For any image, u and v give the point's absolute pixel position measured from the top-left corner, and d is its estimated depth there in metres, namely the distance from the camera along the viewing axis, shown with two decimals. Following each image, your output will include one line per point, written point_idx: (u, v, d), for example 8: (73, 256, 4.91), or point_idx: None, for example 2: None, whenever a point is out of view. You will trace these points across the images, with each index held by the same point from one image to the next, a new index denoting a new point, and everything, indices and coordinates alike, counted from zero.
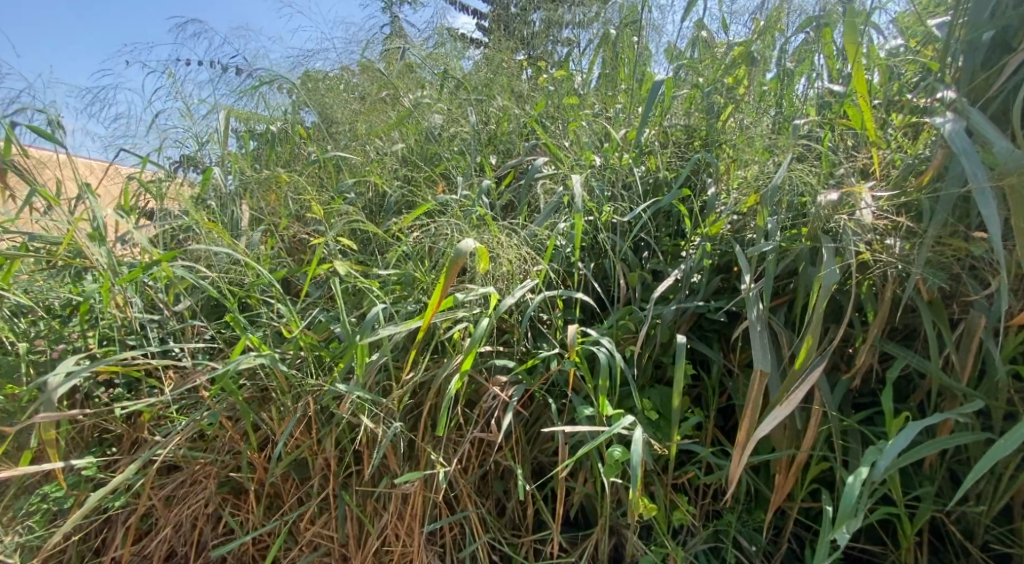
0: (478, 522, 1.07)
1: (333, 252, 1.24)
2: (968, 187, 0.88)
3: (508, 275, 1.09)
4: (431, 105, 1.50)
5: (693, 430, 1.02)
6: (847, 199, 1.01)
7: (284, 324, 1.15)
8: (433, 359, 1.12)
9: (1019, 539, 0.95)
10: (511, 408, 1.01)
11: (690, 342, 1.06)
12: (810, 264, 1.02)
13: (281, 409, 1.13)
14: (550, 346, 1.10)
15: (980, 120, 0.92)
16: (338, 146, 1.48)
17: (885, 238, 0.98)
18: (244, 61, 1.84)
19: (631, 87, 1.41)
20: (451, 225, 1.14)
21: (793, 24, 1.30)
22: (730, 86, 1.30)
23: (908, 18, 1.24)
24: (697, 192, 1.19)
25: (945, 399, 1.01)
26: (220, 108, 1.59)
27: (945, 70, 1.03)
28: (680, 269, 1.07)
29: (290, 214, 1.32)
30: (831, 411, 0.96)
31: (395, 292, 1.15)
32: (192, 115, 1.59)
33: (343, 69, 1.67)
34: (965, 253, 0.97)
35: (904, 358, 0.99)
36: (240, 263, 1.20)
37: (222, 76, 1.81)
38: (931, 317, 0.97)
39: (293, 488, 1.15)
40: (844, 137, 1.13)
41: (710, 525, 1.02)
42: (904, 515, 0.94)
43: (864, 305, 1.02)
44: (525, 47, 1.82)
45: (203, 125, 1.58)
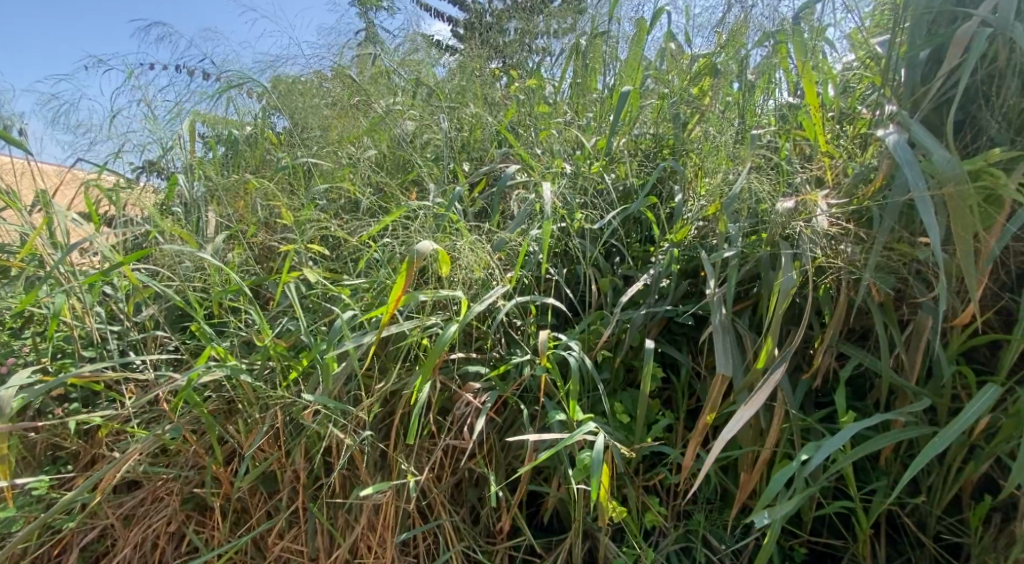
0: (452, 531, 1.06)
1: (302, 260, 1.22)
2: (909, 196, 0.94)
3: (480, 282, 1.10)
4: (402, 112, 1.47)
5: (662, 432, 1.04)
6: (803, 207, 1.06)
7: (251, 333, 1.13)
8: (405, 367, 1.12)
9: (968, 528, 1.00)
10: (483, 415, 1.02)
11: (659, 346, 1.08)
12: (770, 269, 1.06)
13: (247, 421, 1.11)
14: (521, 353, 1.11)
15: (921, 133, 0.98)
16: (307, 154, 1.47)
17: (838, 244, 1.03)
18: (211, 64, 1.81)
19: (602, 97, 1.44)
20: (421, 231, 1.14)
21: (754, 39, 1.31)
22: (696, 97, 1.35)
23: (859, 34, 1.25)
24: (665, 199, 1.23)
25: (897, 397, 1.06)
26: (186, 113, 1.56)
27: (888, 85, 1.09)
28: (649, 274, 1.09)
29: (258, 221, 1.30)
30: (792, 411, 1.00)
31: (365, 300, 1.14)
32: (157, 123, 1.55)
33: (314, 74, 1.65)
34: (911, 258, 1.03)
35: (857, 358, 1.04)
36: (205, 272, 1.17)
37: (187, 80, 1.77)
38: (881, 318, 1.02)
39: (261, 502, 1.12)
40: (801, 147, 1.18)
41: (680, 526, 1.05)
42: (860, 509, 0.98)
43: (822, 308, 1.07)
44: (499, 56, 1.80)
45: (168, 131, 1.54)
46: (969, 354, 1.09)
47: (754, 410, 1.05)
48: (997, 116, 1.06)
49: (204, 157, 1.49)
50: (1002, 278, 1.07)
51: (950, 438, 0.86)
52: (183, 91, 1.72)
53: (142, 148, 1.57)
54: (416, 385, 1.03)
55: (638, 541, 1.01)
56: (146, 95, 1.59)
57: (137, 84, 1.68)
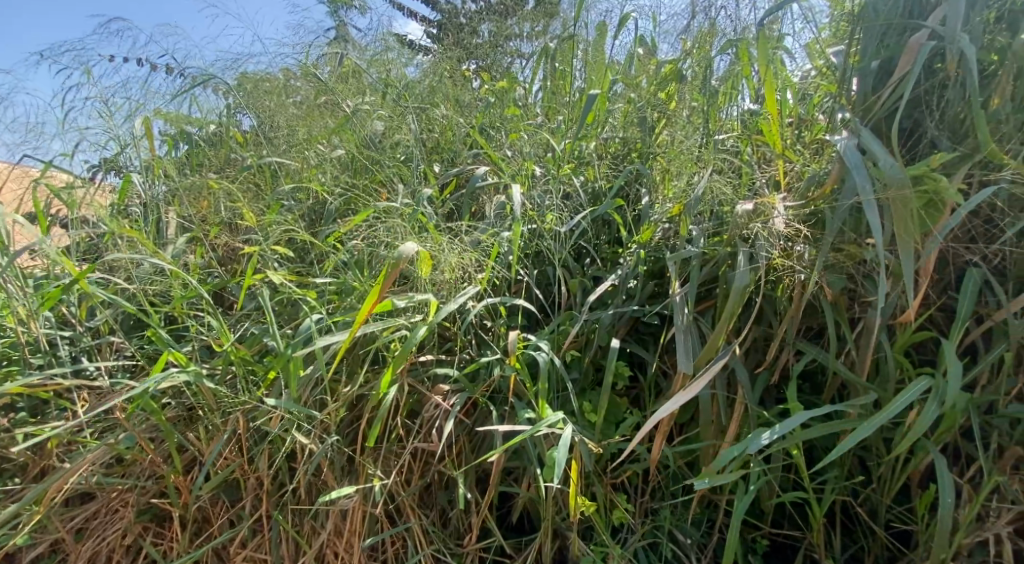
0: (421, 534, 1.06)
1: (267, 261, 1.20)
2: (857, 199, 0.98)
3: (450, 283, 1.10)
4: (370, 112, 1.46)
5: (629, 430, 1.06)
6: (761, 209, 1.09)
7: (212, 338, 1.11)
8: (372, 369, 1.11)
9: (916, 516, 1.05)
10: (451, 416, 1.02)
11: (626, 345, 1.10)
12: (730, 269, 1.09)
13: (208, 428, 1.09)
14: (490, 353, 1.11)
15: (869, 139, 1.03)
16: (274, 154, 1.44)
17: (793, 245, 1.08)
18: (171, 60, 1.76)
19: (571, 101, 1.46)
20: (389, 232, 1.13)
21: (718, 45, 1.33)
22: (663, 101, 1.38)
23: (817, 45, 1.30)
24: (632, 202, 1.26)
25: (849, 391, 1.10)
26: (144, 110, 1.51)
27: (841, 93, 1.14)
28: (616, 275, 1.12)
29: (222, 222, 1.27)
30: (752, 406, 1.03)
31: (332, 302, 1.13)
32: (112, 119, 1.49)
33: (282, 72, 1.63)
34: (860, 259, 1.08)
35: (812, 354, 1.08)
36: (164, 274, 1.14)
37: (146, 76, 1.72)
38: (833, 316, 1.07)
39: (222, 511, 1.10)
40: (761, 152, 1.23)
41: (647, 522, 1.06)
42: (814, 500, 1.02)
43: (779, 307, 1.11)
44: (470, 58, 1.77)
45: (124, 128, 1.49)
46: (916, 350, 1.14)
47: (717, 406, 1.07)
48: (939, 124, 1.13)
49: (163, 157, 1.45)
50: (944, 277, 1.13)
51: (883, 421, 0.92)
52: (141, 88, 1.67)
53: (97, 147, 1.52)
54: (383, 387, 1.03)
55: (606, 538, 1.03)
56: (101, 91, 1.54)
57: (92, 80, 1.63)
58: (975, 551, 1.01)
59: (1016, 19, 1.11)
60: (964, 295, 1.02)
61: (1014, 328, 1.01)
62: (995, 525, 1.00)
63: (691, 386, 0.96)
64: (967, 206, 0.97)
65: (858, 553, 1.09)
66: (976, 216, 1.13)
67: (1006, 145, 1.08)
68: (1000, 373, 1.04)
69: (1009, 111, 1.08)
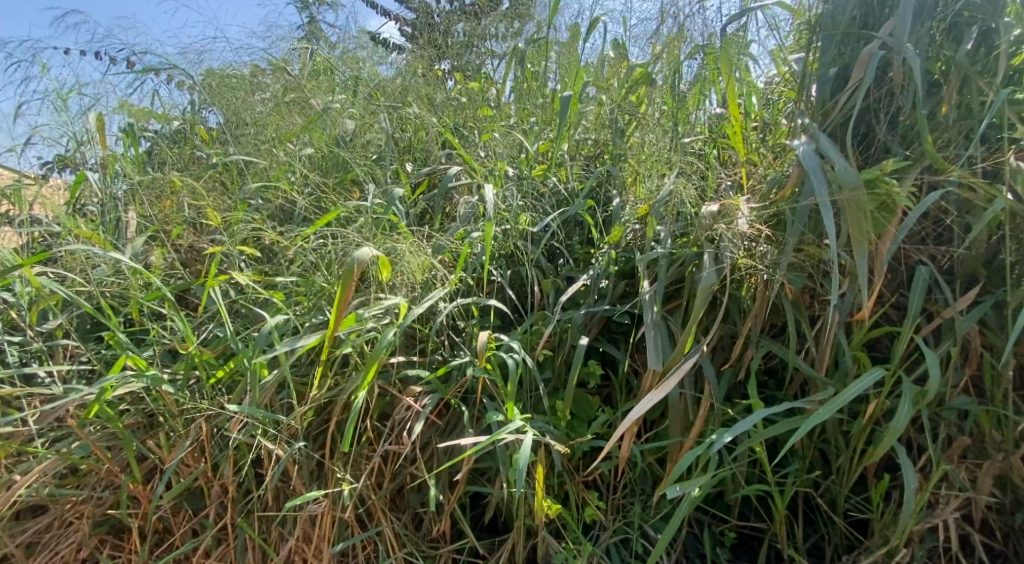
0: (393, 538, 1.05)
1: (232, 262, 1.17)
2: (814, 202, 1.02)
3: (419, 285, 1.10)
4: (342, 110, 1.46)
5: (600, 428, 1.07)
6: (726, 211, 1.12)
7: (174, 341, 1.08)
8: (341, 372, 1.10)
9: (873, 505, 1.09)
10: (422, 418, 1.02)
11: (598, 344, 1.11)
12: (697, 269, 1.11)
13: (170, 435, 1.07)
14: (462, 354, 1.11)
15: (826, 144, 1.07)
16: (240, 151, 1.41)
17: (755, 245, 1.10)
18: (131, 55, 1.72)
19: (544, 103, 1.48)
20: (358, 233, 1.12)
21: (687, 51, 1.31)
22: (634, 103, 1.41)
23: (780, 53, 1.35)
24: (603, 203, 1.28)
25: (810, 386, 1.14)
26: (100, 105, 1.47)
27: (802, 100, 1.19)
28: (588, 275, 1.13)
29: (185, 222, 1.24)
30: (717, 402, 1.05)
31: (300, 304, 1.11)
32: (66, 114, 1.45)
33: (250, 68, 1.59)
34: (819, 259, 1.12)
35: (775, 351, 1.11)
36: (121, 277, 1.11)
37: (105, 71, 1.68)
38: (794, 314, 1.10)
39: (185, 520, 1.08)
40: (727, 155, 1.26)
41: (618, 518, 1.07)
42: (777, 492, 1.05)
43: (744, 305, 1.14)
44: (439, 56, 1.71)
45: (79, 124, 1.45)
46: (872, 346, 1.19)
47: (685, 403, 1.09)
48: (891, 130, 1.18)
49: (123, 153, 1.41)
50: (898, 276, 1.18)
51: (834, 408, 0.96)
52: (99, 82, 1.63)
53: (52, 143, 1.48)
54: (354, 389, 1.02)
55: (578, 536, 1.03)
56: (55, 85, 1.49)
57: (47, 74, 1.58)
58: (927, 537, 1.06)
59: (961, 30, 1.16)
60: (915, 293, 1.07)
61: (960, 324, 1.06)
62: (944, 512, 1.04)
63: (664, 385, 0.98)
64: (917, 210, 1.02)
65: (819, 542, 1.13)
66: (927, 218, 1.18)
67: (951, 151, 1.13)
68: (948, 366, 1.10)
69: (954, 119, 1.13)
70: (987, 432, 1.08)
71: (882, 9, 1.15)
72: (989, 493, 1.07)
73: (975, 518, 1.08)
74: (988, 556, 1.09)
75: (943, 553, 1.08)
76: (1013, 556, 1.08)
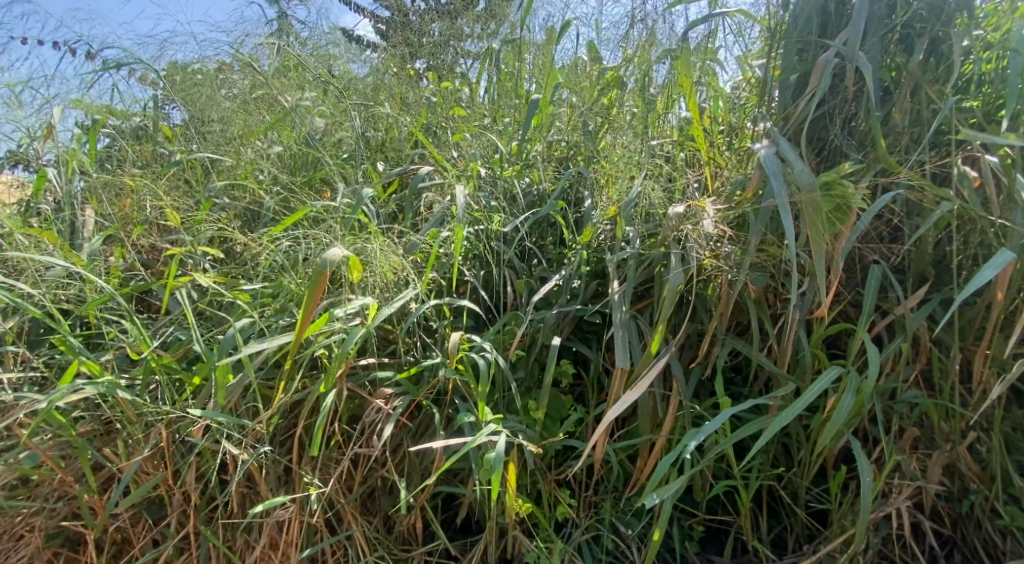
0: (363, 541, 1.04)
1: (195, 263, 1.14)
2: (774, 203, 1.04)
3: (389, 285, 1.09)
4: (311, 109, 1.47)
5: (572, 426, 1.08)
6: (691, 213, 1.14)
7: (131, 344, 1.04)
8: (309, 375, 1.08)
9: (832, 496, 1.13)
10: (392, 420, 1.00)
11: (569, 343, 1.12)
12: (664, 269, 1.13)
13: (128, 442, 1.03)
14: (434, 355, 1.10)
15: (786, 147, 1.11)
16: (205, 149, 1.38)
17: (720, 246, 1.13)
18: (90, 48, 1.68)
19: (516, 103, 1.49)
20: (326, 233, 1.11)
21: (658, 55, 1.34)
22: (605, 104, 1.43)
23: (746, 59, 1.39)
24: (574, 204, 1.29)
25: (773, 382, 1.17)
26: (57, 100, 1.44)
27: (764, 105, 1.22)
28: (560, 275, 1.14)
29: (146, 221, 1.20)
30: (685, 400, 1.07)
31: (266, 306, 1.08)
32: (21, 108, 1.42)
33: (216, 64, 1.57)
34: (780, 259, 1.15)
35: (741, 349, 1.14)
36: (75, 279, 1.07)
37: (65, 66, 1.65)
38: (756, 313, 1.14)
39: (144, 530, 1.04)
40: (693, 157, 1.28)
41: (590, 515, 1.09)
42: (742, 486, 1.08)
43: (710, 304, 1.16)
44: (414, 56, 1.73)
45: (34, 118, 1.42)
46: (830, 342, 1.23)
47: (654, 401, 1.11)
48: (848, 134, 1.22)
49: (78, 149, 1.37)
50: (854, 275, 1.23)
51: (797, 409, 0.97)
52: (57, 77, 1.60)
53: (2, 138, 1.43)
54: (322, 392, 1.00)
55: (549, 534, 1.04)
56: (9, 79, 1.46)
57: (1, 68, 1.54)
58: (881, 525, 1.11)
59: (911, 42, 1.22)
60: (868, 291, 1.11)
61: (911, 321, 1.11)
62: (897, 500, 1.09)
63: (637, 385, 0.99)
64: (871, 211, 1.05)
65: (781, 533, 1.16)
66: (881, 220, 1.23)
67: (903, 155, 1.18)
68: (900, 361, 1.14)
69: (905, 124, 1.18)
70: (936, 423, 1.13)
71: (839, 19, 1.20)
72: (938, 482, 1.12)
73: (926, 505, 1.13)
74: (938, 542, 1.14)
75: (896, 540, 1.13)
76: (961, 541, 1.14)
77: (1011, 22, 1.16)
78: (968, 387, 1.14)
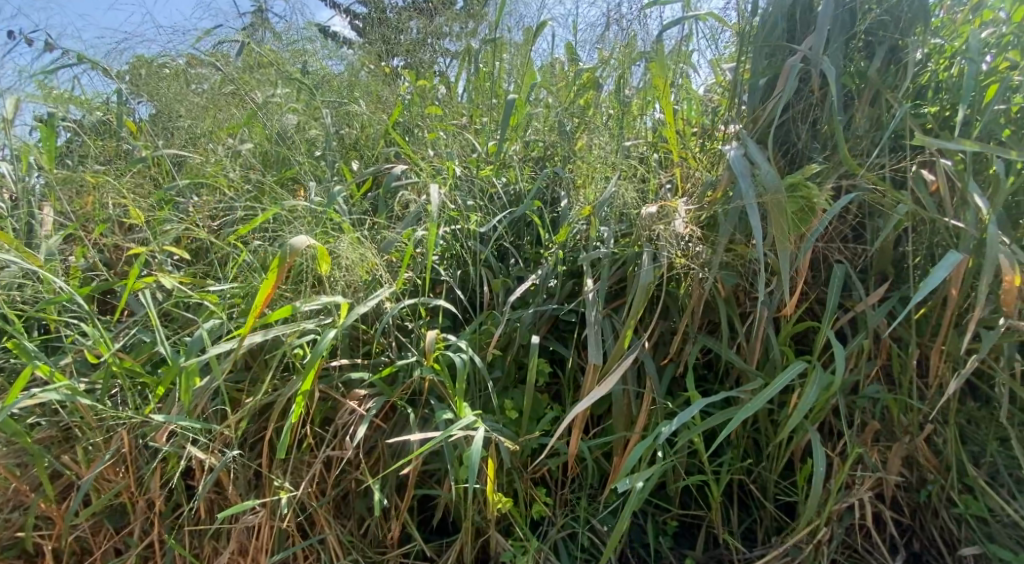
0: (337, 545, 1.02)
1: (161, 263, 1.12)
2: (741, 204, 1.06)
3: (363, 284, 1.08)
4: (282, 105, 1.43)
5: (548, 425, 1.08)
6: (664, 213, 1.15)
7: (90, 348, 1.01)
8: (280, 377, 1.05)
9: (798, 488, 1.16)
10: (365, 421, 0.99)
11: (545, 343, 1.13)
12: (637, 268, 1.14)
13: (88, 449, 1.00)
14: (409, 355, 1.09)
15: (754, 149, 1.13)
16: (172, 146, 1.35)
17: (692, 246, 1.14)
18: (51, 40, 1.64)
19: (493, 101, 1.50)
20: (297, 232, 1.09)
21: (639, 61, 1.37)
22: (582, 105, 1.45)
23: (718, 63, 1.42)
24: (551, 204, 1.30)
25: (742, 378, 1.19)
26: (16, 93, 1.40)
27: (735, 108, 1.25)
28: (537, 274, 1.14)
29: (109, 219, 1.17)
30: (658, 397, 1.09)
31: (235, 307, 1.06)
32: None
33: (184, 58, 1.54)
34: (749, 259, 1.17)
35: (712, 346, 1.16)
36: (32, 279, 1.03)
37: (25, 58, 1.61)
38: (726, 311, 1.16)
39: (106, 539, 1.01)
40: (665, 158, 1.31)
41: (566, 513, 1.09)
42: (712, 481, 1.10)
43: (682, 303, 1.18)
44: (391, 55, 1.74)
45: None
46: (797, 339, 1.27)
47: (628, 397, 1.13)
48: (813, 137, 1.26)
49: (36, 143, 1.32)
50: (820, 274, 1.26)
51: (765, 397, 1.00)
52: (17, 68, 1.55)
53: None
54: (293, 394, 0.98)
55: (525, 533, 1.04)
56: None
57: None
58: (844, 516, 1.14)
59: (873, 49, 1.25)
60: (833, 289, 1.14)
61: (872, 318, 1.15)
62: (860, 491, 1.13)
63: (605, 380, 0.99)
64: (833, 211, 1.07)
65: (751, 526, 1.19)
66: (844, 220, 1.26)
67: (864, 158, 1.22)
68: (862, 357, 1.18)
69: (866, 128, 1.22)
70: (896, 416, 1.17)
71: (805, 26, 1.23)
72: (897, 473, 1.16)
73: (886, 496, 1.17)
74: (898, 531, 1.18)
75: (859, 530, 1.16)
76: (919, 530, 1.18)
77: (967, 31, 1.20)
78: (925, 381, 1.19)
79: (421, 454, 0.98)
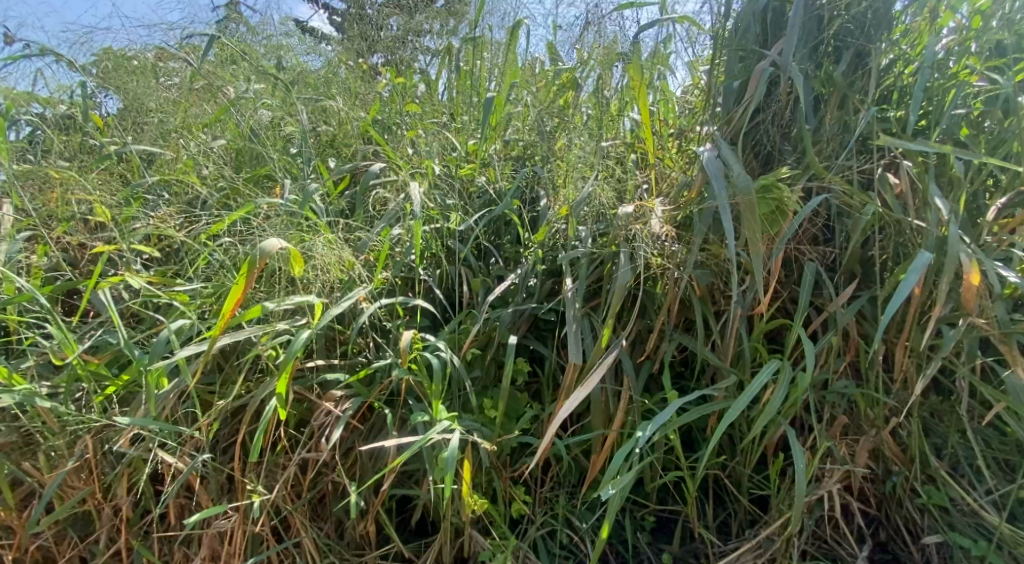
0: (313, 548, 1.00)
1: (128, 262, 1.08)
2: (715, 205, 1.08)
3: (338, 284, 1.06)
4: (254, 100, 1.38)
5: (527, 424, 1.08)
6: (640, 212, 1.16)
7: (52, 350, 0.97)
8: (253, 379, 1.03)
9: (770, 482, 1.18)
10: (342, 422, 0.97)
11: (523, 341, 1.13)
12: (614, 267, 1.15)
13: (51, 456, 0.97)
14: (386, 356, 1.08)
15: (727, 150, 1.14)
16: (140, 142, 1.31)
17: (668, 245, 1.15)
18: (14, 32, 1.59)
19: (472, 100, 1.49)
20: (270, 231, 1.07)
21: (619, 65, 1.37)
22: (562, 105, 1.45)
23: (695, 65, 1.44)
24: (530, 203, 1.30)
25: (716, 375, 1.21)
26: None
27: (710, 109, 1.26)
28: (516, 274, 1.14)
29: (73, 217, 1.13)
30: (636, 395, 1.09)
31: (205, 307, 1.03)
32: None
33: (154, 51, 1.50)
34: (723, 258, 1.19)
35: (687, 344, 1.17)
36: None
37: None
38: (701, 309, 1.17)
39: (69, 548, 0.98)
40: (642, 158, 1.32)
41: (545, 510, 1.09)
42: (688, 476, 1.11)
43: (658, 302, 1.19)
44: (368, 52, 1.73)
45: None
46: (769, 337, 1.29)
47: (606, 395, 1.13)
48: (785, 139, 1.28)
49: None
50: (791, 273, 1.29)
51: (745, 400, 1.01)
52: None
53: None
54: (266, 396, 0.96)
55: (503, 532, 1.04)
56: None
57: None
58: (814, 508, 1.17)
59: (842, 53, 1.28)
60: (804, 288, 1.16)
61: (841, 316, 1.18)
62: (829, 484, 1.16)
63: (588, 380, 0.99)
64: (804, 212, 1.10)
65: (725, 520, 1.20)
66: (814, 221, 1.29)
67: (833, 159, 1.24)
68: (831, 354, 1.21)
69: (836, 130, 1.24)
70: (863, 410, 1.20)
71: (777, 29, 1.24)
72: (865, 465, 1.20)
73: (854, 488, 1.20)
74: (865, 522, 1.21)
75: (828, 522, 1.19)
76: (885, 520, 1.21)
77: (930, 37, 1.24)
78: (891, 376, 1.22)
79: (400, 457, 0.97)
